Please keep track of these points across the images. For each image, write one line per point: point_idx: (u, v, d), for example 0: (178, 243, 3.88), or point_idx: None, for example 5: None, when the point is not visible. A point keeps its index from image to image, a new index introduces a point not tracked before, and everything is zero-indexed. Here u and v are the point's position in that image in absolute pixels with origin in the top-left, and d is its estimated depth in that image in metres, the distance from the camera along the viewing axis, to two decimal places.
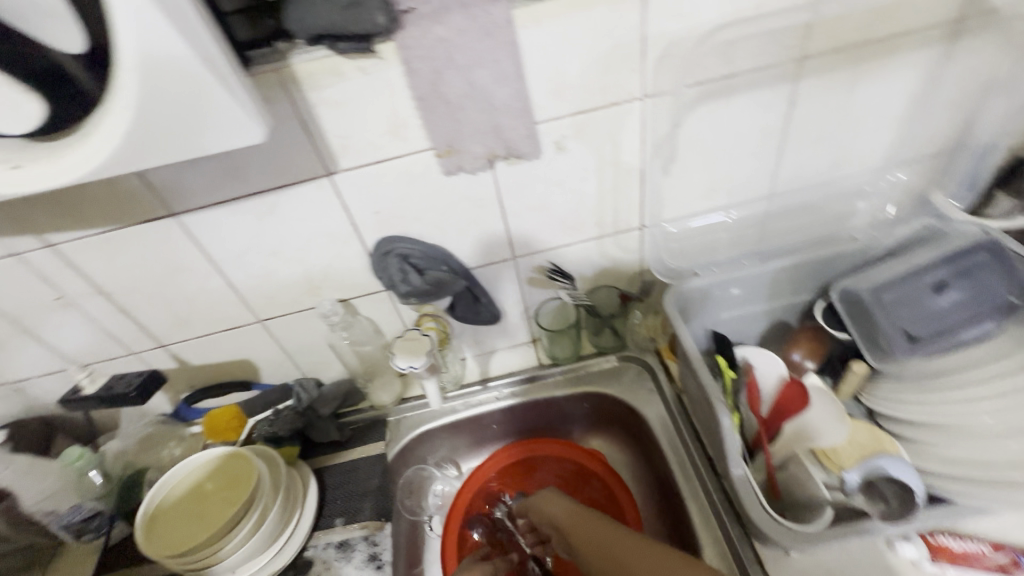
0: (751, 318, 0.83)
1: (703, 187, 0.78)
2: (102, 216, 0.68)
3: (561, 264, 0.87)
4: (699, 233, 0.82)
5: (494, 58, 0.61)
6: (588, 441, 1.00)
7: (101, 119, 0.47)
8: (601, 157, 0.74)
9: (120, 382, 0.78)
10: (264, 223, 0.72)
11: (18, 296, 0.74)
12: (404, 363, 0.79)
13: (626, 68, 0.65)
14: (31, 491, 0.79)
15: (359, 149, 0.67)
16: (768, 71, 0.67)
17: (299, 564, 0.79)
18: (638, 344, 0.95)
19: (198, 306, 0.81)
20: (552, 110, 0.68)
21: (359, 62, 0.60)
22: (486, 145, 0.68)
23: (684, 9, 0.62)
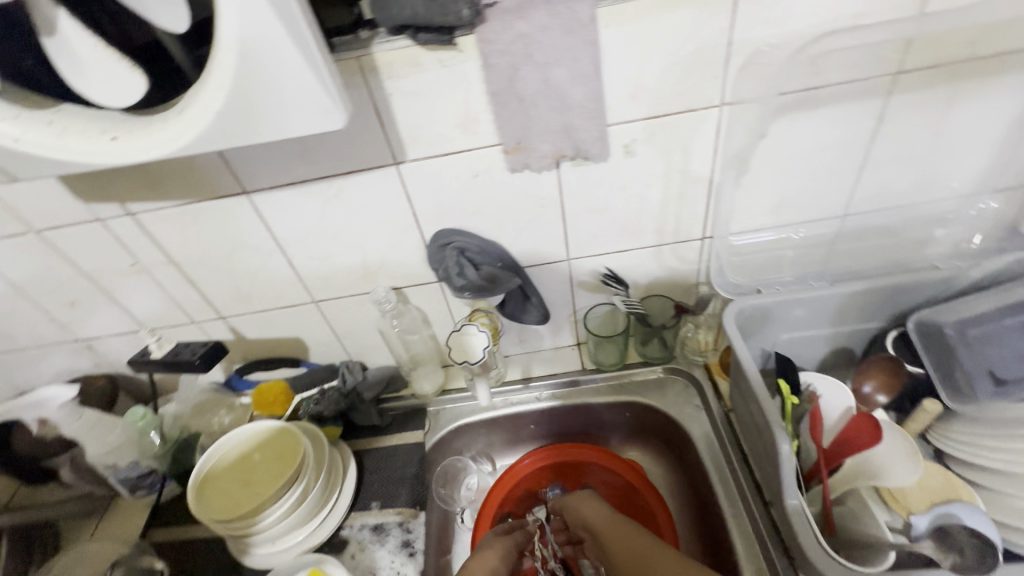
0: (813, 343, 0.80)
1: (774, 201, 0.75)
2: (180, 190, 0.71)
3: (615, 269, 0.86)
4: (763, 250, 0.79)
5: (574, 56, 0.60)
6: (626, 451, 0.98)
7: (195, 97, 0.49)
8: (669, 164, 0.72)
9: (188, 350, 0.81)
10: (328, 207, 0.74)
11: (98, 259, 0.78)
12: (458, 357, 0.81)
13: (707, 73, 0.63)
14: (96, 445, 0.84)
15: (427, 141, 0.68)
16: (859, 84, 0.64)
17: (334, 542, 0.80)
18: (686, 358, 0.93)
19: (258, 282, 0.83)
20: (625, 113, 0.66)
21: (439, 54, 0.60)
22: (554, 144, 0.67)
23: (775, 15, 0.59)
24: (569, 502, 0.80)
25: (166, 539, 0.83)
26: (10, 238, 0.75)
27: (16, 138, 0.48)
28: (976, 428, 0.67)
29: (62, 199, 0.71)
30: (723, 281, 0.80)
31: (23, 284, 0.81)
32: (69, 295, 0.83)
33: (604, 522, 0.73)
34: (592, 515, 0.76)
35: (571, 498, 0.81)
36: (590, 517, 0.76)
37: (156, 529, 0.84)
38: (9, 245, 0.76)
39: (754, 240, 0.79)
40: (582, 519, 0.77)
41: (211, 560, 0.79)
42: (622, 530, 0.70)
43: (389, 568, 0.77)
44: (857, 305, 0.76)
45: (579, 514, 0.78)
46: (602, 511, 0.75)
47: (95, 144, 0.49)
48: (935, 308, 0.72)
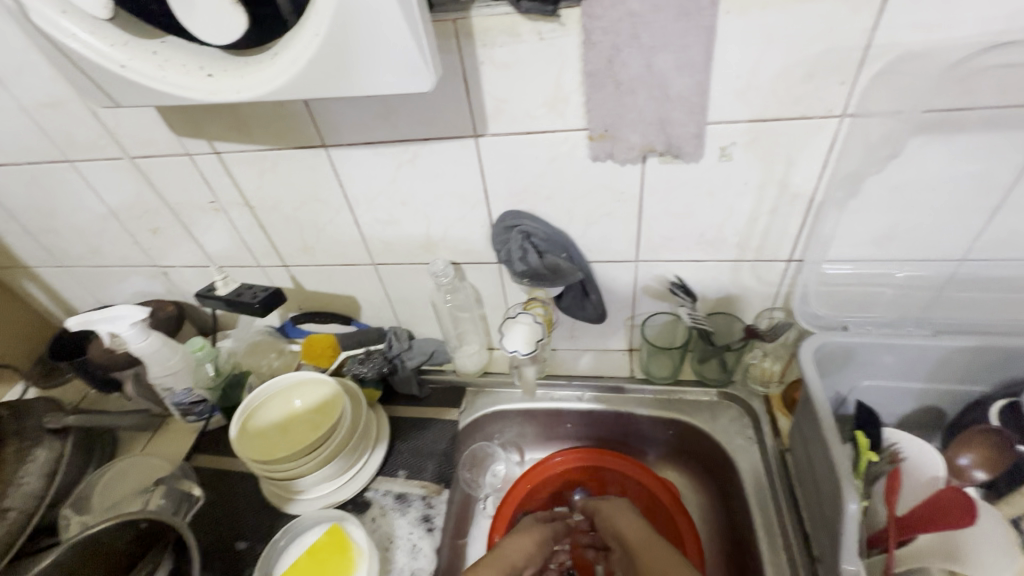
0: (898, 395, 0.71)
1: (881, 232, 0.66)
2: (264, 136, 0.72)
3: (685, 278, 0.80)
4: (857, 284, 0.71)
5: (684, 43, 0.55)
6: (661, 470, 0.93)
7: (291, 43, 0.48)
8: (768, 174, 0.65)
9: (250, 293, 0.83)
10: (401, 172, 0.73)
11: (183, 193, 0.82)
12: (513, 347, 0.75)
13: (832, 78, 0.56)
14: (158, 366, 0.85)
15: (511, 117, 0.65)
16: (1019, 111, 0.54)
17: (358, 502, 0.81)
18: (746, 387, 0.86)
19: (324, 237, 0.84)
20: (729, 112, 0.60)
21: (538, 25, 0.57)
22: (645, 136, 0.62)
23: (931, 19, 0.51)
24: (602, 506, 0.78)
25: (207, 466, 0.87)
26: (108, 161, 0.79)
27: (123, 64, 0.50)
28: None
29: (157, 130, 0.74)
30: (807, 310, 0.72)
31: (115, 206, 0.86)
32: (153, 223, 0.87)
33: (638, 536, 0.70)
34: (626, 525, 0.72)
35: (605, 503, 0.78)
36: (622, 528, 0.72)
37: (199, 455, 0.89)
38: (107, 167, 0.80)
39: (850, 271, 0.71)
40: (612, 526, 0.74)
41: (243, 494, 0.83)
42: (654, 547, 0.67)
43: (407, 539, 0.77)
44: (961, 362, 0.67)
45: (611, 521, 0.75)
46: (636, 524, 0.72)
47: (193, 80, 0.51)
48: None
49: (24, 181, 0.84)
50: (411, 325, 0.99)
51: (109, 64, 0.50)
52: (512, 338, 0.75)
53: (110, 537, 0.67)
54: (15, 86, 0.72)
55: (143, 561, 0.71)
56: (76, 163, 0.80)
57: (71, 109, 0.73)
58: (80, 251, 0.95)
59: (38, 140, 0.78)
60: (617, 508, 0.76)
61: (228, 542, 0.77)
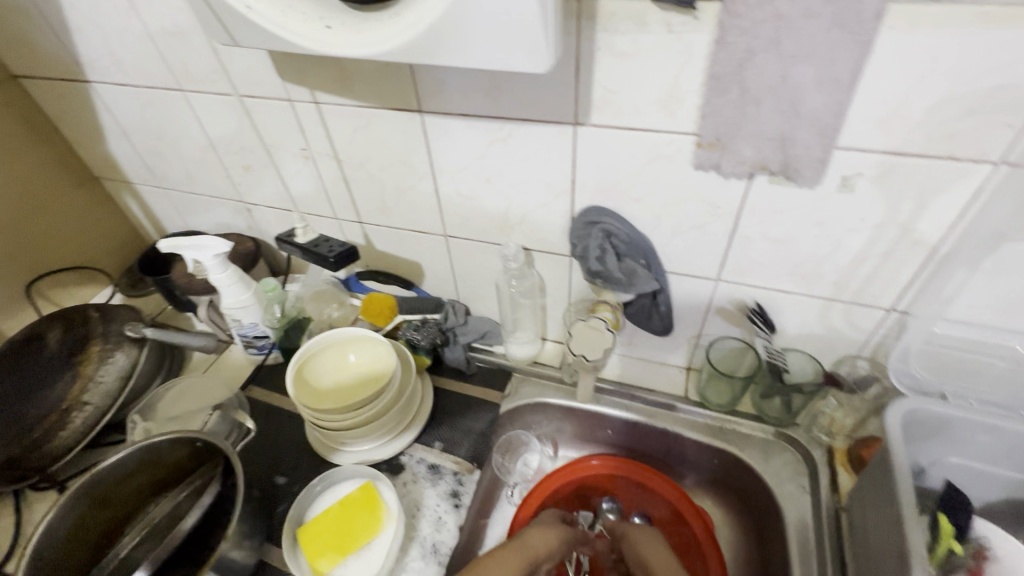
0: (987, 480, 0.64)
1: (1012, 299, 0.59)
2: (363, 92, 0.72)
3: (765, 307, 0.75)
4: (966, 351, 0.64)
5: (831, 56, 0.49)
6: (697, 498, 0.90)
7: (414, 5, 0.47)
8: (890, 214, 0.59)
9: (326, 245, 0.85)
10: (492, 148, 0.71)
11: (278, 137, 0.84)
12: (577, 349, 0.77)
13: (998, 119, 0.49)
14: (231, 297, 0.88)
15: (618, 110, 0.61)
16: None
17: (392, 464, 0.83)
18: (809, 432, 0.80)
19: (402, 201, 0.85)
20: (864, 139, 0.54)
21: (669, 16, 0.52)
22: (760, 151, 0.57)
23: None
24: (631, 530, 0.77)
25: (261, 398, 0.92)
26: (216, 95, 0.82)
27: (249, 7, 0.51)
28: None
29: (265, 73, 0.75)
30: (902, 369, 0.68)
31: (215, 138, 0.89)
32: (246, 160, 0.90)
33: (661, 562, 0.70)
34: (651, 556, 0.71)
35: (634, 530, 0.76)
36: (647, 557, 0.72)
37: (254, 387, 0.94)
38: (214, 101, 0.83)
39: (961, 334, 0.63)
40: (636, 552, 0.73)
41: (289, 431, 0.87)
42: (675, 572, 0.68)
43: (433, 510, 0.78)
44: None
45: (636, 546, 0.74)
46: (663, 553, 0.71)
47: (312, 30, 0.51)
48: None
49: (140, 103, 0.89)
50: (469, 301, 0.99)
51: (236, 3, 0.51)
52: (576, 344, 0.76)
53: (168, 448, 0.72)
54: (144, 12, 0.75)
55: (194, 474, 0.76)
56: (187, 93, 0.84)
57: (191, 40, 0.76)
58: (177, 175, 1.00)
59: (157, 66, 0.82)
60: (647, 536, 0.75)
61: (269, 476, 0.82)
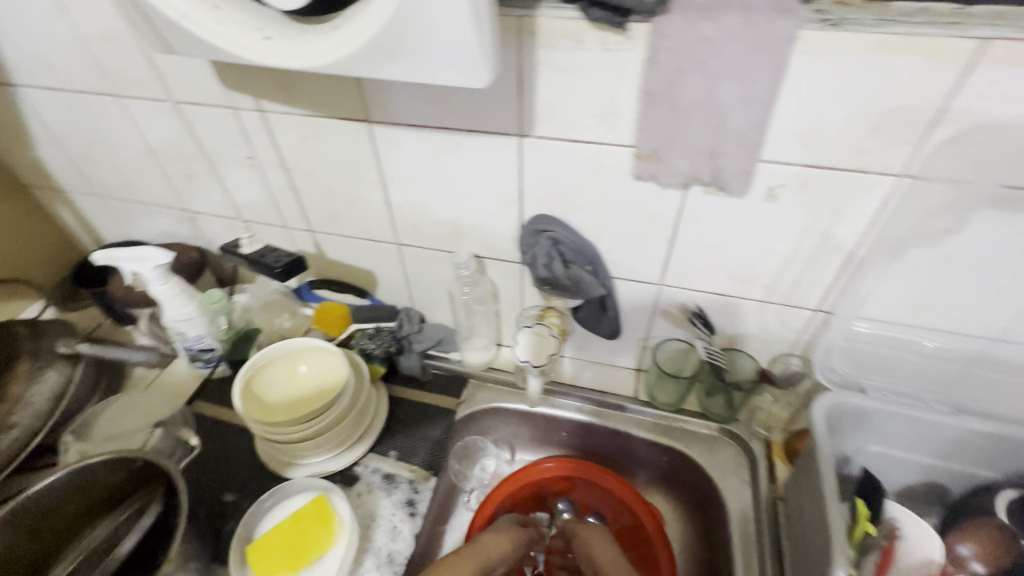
0: (904, 465, 0.70)
1: (919, 298, 0.64)
2: (309, 101, 0.71)
3: (706, 310, 0.79)
4: (884, 347, 0.69)
5: (751, 76, 0.53)
6: (649, 494, 0.93)
7: (353, 19, 0.48)
8: (811, 221, 0.63)
9: (273, 255, 0.83)
10: (440, 158, 0.72)
11: (222, 145, 0.82)
12: (522, 356, 0.80)
13: (899, 136, 0.54)
14: (173, 309, 0.85)
15: (560, 122, 0.63)
16: None
17: (346, 475, 0.82)
18: (749, 427, 0.84)
19: (353, 210, 0.84)
20: (785, 152, 0.58)
21: (604, 35, 0.55)
22: (693, 164, 0.60)
23: (1017, 92, 0.48)
24: (581, 529, 0.79)
25: (207, 413, 0.89)
26: (155, 102, 0.80)
27: (184, 15, 0.50)
28: None
29: (207, 81, 0.74)
30: (828, 364, 0.72)
31: (155, 145, 0.86)
32: (188, 168, 0.88)
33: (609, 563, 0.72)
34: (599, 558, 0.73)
35: (584, 530, 0.78)
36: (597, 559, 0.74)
37: (200, 402, 0.91)
38: (153, 108, 0.81)
39: (879, 332, 0.69)
40: (587, 552, 0.75)
41: (237, 446, 0.85)
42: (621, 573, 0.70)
43: (388, 520, 0.78)
44: (977, 446, 0.65)
45: (587, 547, 0.76)
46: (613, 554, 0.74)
47: (250, 41, 0.50)
48: None
49: (72, 108, 0.85)
50: (424, 309, 0.99)
51: (170, 12, 0.50)
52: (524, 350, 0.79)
53: (104, 470, 0.68)
54: (74, 14, 0.72)
55: (134, 495, 0.72)
56: (123, 99, 0.81)
57: (126, 45, 0.73)
58: (114, 183, 0.96)
59: (90, 71, 0.79)
60: (596, 535, 0.77)
61: (217, 493, 0.79)
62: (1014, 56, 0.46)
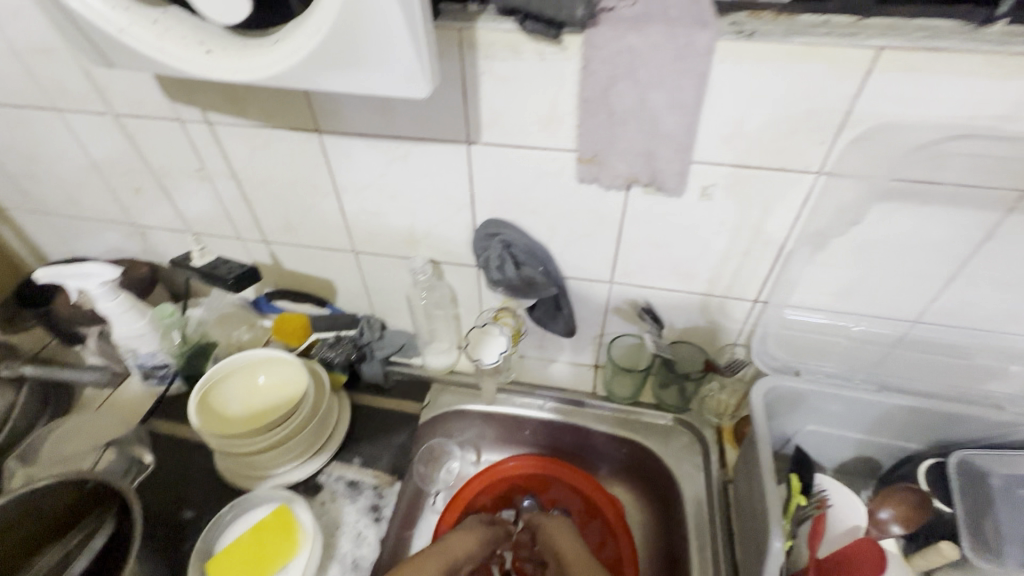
0: (838, 442, 0.76)
1: (843, 286, 0.70)
2: (257, 112, 0.72)
3: (655, 305, 0.82)
4: (816, 332, 0.74)
5: (677, 84, 0.56)
6: (611, 486, 0.96)
7: (293, 32, 0.49)
8: (743, 218, 0.68)
9: (226, 267, 0.83)
10: (392, 166, 0.74)
11: (170, 158, 0.81)
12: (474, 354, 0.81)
13: (813, 137, 0.58)
14: (123, 326, 0.83)
15: (505, 129, 0.66)
16: (979, 191, 0.58)
17: (310, 484, 0.82)
18: (700, 415, 0.89)
19: (308, 220, 0.85)
20: (714, 154, 0.62)
21: (540, 46, 0.58)
22: (631, 166, 0.64)
23: (910, 95, 0.53)
24: (545, 523, 0.81)
25: (163, 430, 0.87)
26: (97, 116, 0.78)
27: (122, 29, 0.50)
28: None
29: (151, 94, 0.73)
30: (763, 349, 0.76)
31: (99, 160, 0.85)
32: (135, 182, 0.86)
33: (573, 554, 0.74)
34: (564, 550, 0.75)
35: (547, 523, 0.80)
36: (561, 552, 0.75)
37: (155, 419, 0.89)
38: (95, 122, 0.79)
39: (810, 319, 0.74)
40: (551, 545, 0.77)
41: (195, 462, 0.83)
42: (585, 564, 0.72)
43: (352, 526, 0.79)
44: (900, 419, 0.72)
45: (550, 539, 0.78)
46: (576, 545, 0.76)
47: (191, 55, 0.51)
48: (986, 452, 0.65)
49: (9, 123, 0.83)
50: (385, 316, 1.00)
51: (107, 28, 0.50)
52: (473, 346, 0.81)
53: (51, 494, 0.67)
54: (8, 28, 0.71)
55: (83, 521, 0.70)
56: (64, 112, 0.79)
57: (64, 59, 0.72)
58: (57, 199, 0.93)
59: (27, 85, 0.77)
60: (559, 528, 0.79)
61: (175, 510, 0.78)
62: (905, 63, 0.51)
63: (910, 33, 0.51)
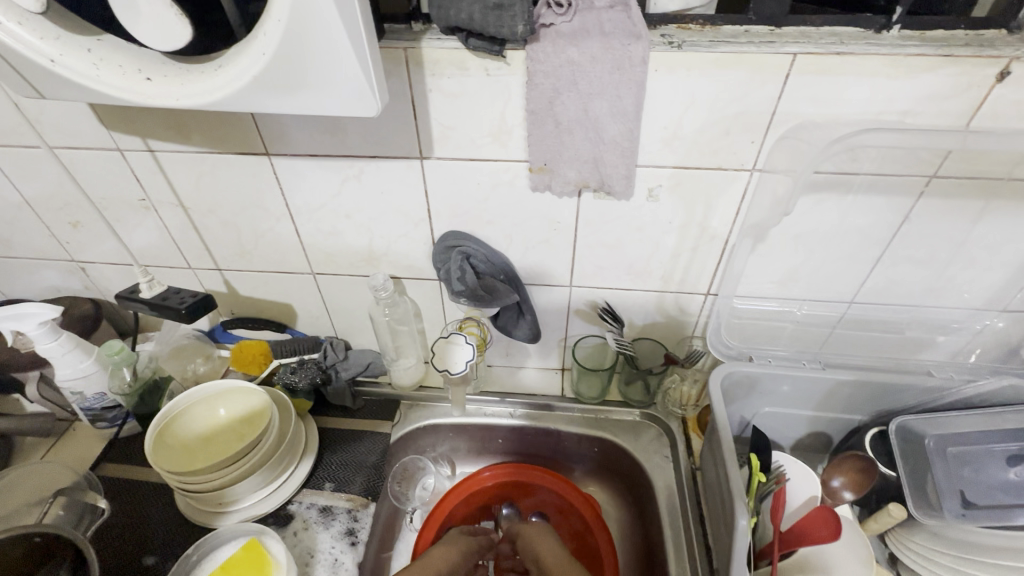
0: (793, 421, 0.80)
1: (784, 274, 0.74)
2: (203, 138, 0.71)
3: (613, 305, 0.85)
4: (763, 318, 0.79)
5: (618, 93, 0.59)
6: (587, 486, 0.97)
7: (236, 56, 0.49)
8: (688, 216, 0.71)
9: (177, 297, 0.77)
10: (347, 185, 0.74)
11: (110, 189, 0.78)
12: (439, 365, 0.79)
13: (745, 137, 0.63)
14: (67, 368, 0.78)
15: (457, 144, 0.67)
16: (893, 179, 0.64)
17: (280, 515, 0.80)
18: (665, 408, 0.91)
19: (261, 244, 0.83)
20: (657, 158, 0.66)
21: (485, 62, 0.60)
22: (580, 172, 0.67)
23: (825, 96, 0.59)
24: (526, 531, 0.81)
25: (116, 475, 0.83)
26: (27, 149, 0.75)
27: (53, 59, 0.49)
28: (935, 542, 0.67)
29: (85, 124, 0.71)
30: (718, 341, 0.79)
31: (31, 195, 0.81)
32: (72, 216, 0.82)
33: (554, 559, 0.75)
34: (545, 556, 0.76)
35: (528, 532, 0.81)
36: (542, 557, 0.76)
37: (107, 463, 0.84)
38: (25, 156, 0.76)
39: (757, 306, 0.78)
40: (532, 551, 0.78)
41: (155, 504, 0.79)
42: (566, 565, 0.73)
43: (328, 553, 0.77)
44: (845, 395, 0.77)
45: (530, 545, 0.79)
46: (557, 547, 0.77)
47: (130, 83, 0.51)
48: (920, 416, 0.69)
49: None
50: (348, 336, 0.99)
51: (38, 58, 0.49)
52: (441, 358, 0.80)
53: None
54: None
55: None
56: None
57: None
58: None
59: None
60: (540, 534, 0.80)
61: (134, 557, 0.74)
62: (818, 67, 0.56)
63: (820, 40, 0.56)
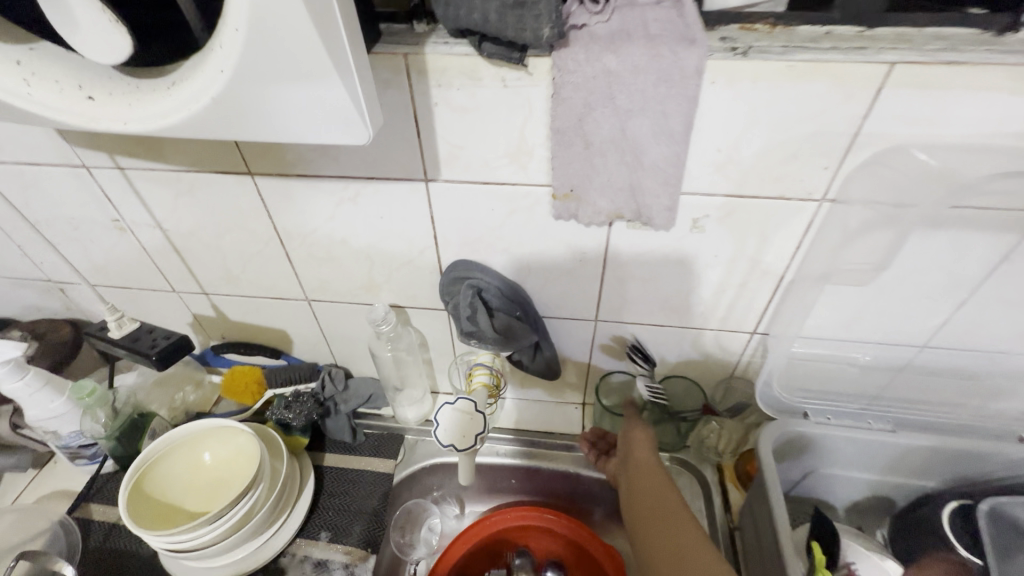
0: (849, 481, 0.70)
1: (849, 315, 0.64)
2: (177, 156, 0.62)
3: (645, 342, 0.75)
4: (820, 361, 0.68)
5: (663, 109, 0.48)
6: (608, 532, 0.89)
7: (193, 72, 0.39)
8: (738, 249, 0.61)
9: (149, 338, 0.68)
10: (341, 209, 0.64)
11: (80, 209, 0.70)
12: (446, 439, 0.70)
13: (816, 162, 0.52)
14: (36, 409, 0.70)
15: (468, 164, 0.57)
16: (998, 215, 0.52)
17: (270, 569, 0.73)
18: (699, 453, 0.82)
19: (250, 268, 0.75)
20: (706, 185, 0.55)
21: (502, 71, 0.49)
22: (613, 202, 0.56)
23: (924, 114, 0.47)
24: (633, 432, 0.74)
25: (97, 517, 0.76)
26: None
27: None
28: None
29: (45, 139, 0.62)
30: (767, 393, 0.70)
31: None
32: (42, 235, 0.75)
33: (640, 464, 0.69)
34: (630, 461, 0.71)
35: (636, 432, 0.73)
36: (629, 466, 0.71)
37: (89, 504, 0.77)
38: None
39: (814, 349, 0.67)
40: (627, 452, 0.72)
41: (137, 553, 0.73)
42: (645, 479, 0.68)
43: None
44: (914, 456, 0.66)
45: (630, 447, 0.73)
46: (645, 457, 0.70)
47: (68, 103, 0.41)
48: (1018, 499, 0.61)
49: None
50: (348, 363, 0.90)
51: None
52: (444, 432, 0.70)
53: None
54: None
55: None
56: None
57: None
58: None
59: None
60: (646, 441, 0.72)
61: None
62: (918, 79, 0.45)
63: (925, 44, 0.45)
